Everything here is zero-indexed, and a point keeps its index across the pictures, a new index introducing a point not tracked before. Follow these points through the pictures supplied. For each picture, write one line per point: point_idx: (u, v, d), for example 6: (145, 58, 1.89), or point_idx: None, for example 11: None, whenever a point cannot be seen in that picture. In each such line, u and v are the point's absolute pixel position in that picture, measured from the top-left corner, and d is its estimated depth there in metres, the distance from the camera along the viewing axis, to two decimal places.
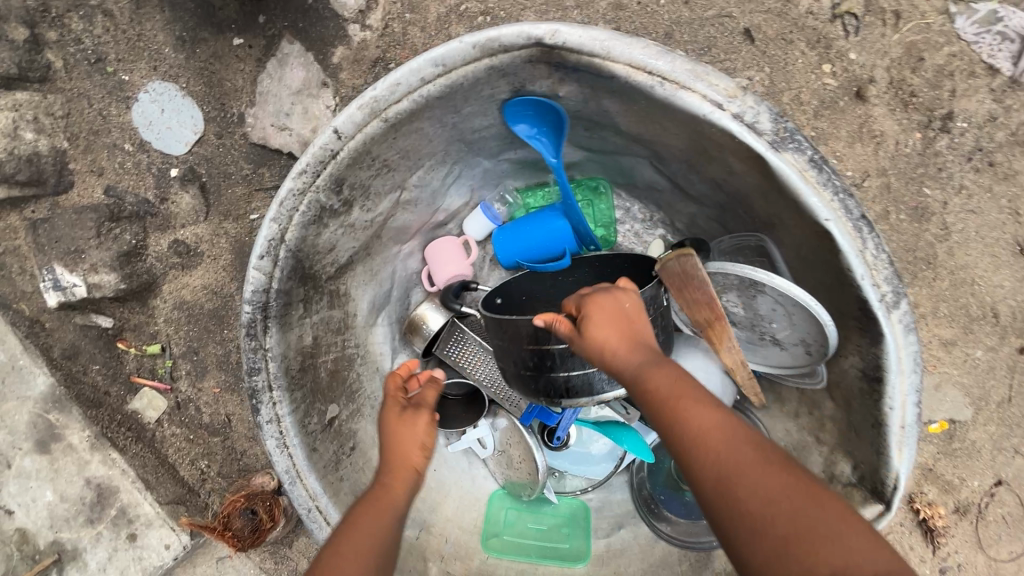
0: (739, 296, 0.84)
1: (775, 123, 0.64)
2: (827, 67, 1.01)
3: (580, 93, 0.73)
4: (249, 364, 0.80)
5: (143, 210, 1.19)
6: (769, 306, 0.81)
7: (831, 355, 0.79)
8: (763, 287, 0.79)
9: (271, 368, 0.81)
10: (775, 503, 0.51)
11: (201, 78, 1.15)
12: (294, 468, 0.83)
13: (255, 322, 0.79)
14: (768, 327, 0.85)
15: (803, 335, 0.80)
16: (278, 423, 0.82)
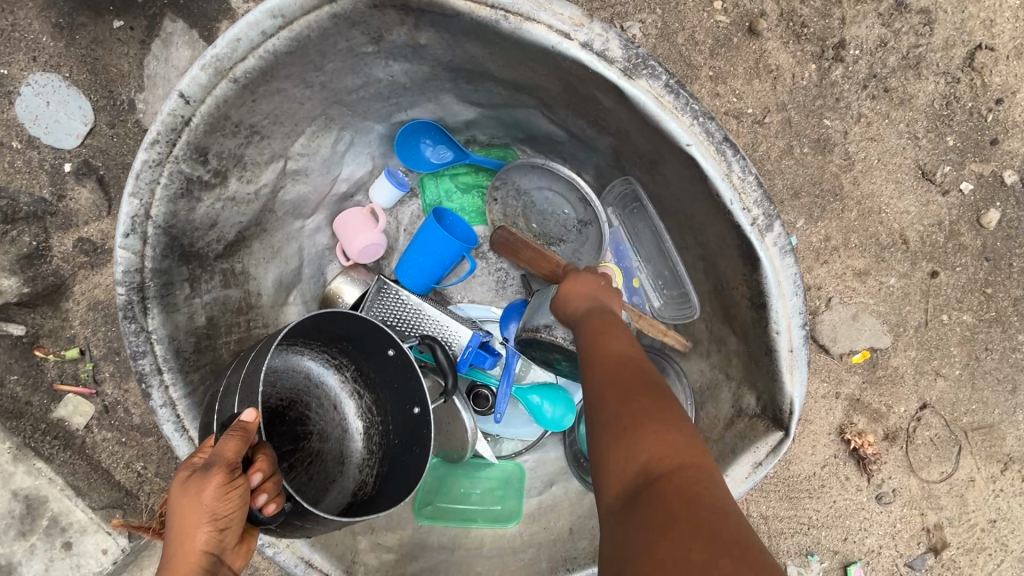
0: (529, 211, 1.05)
1: (625, 50, 0.64)
2: (718, 4, 1.00)
3: (441, 39, 0.73)
4: (132, 348, 0.77)
5: (40, 209, 1.14)
6: (543, 198, 1.04)
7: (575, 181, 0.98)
8: (523, 187, 1.04)
9: (157, 350, 0.78)
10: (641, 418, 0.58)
11: (84, 65, 1.10)
12: (197, 451, 0.81)
13: (132, 303, 0.76)
14: (564, 217, 1.04)
15: (564, 185, 1.01)
16: (173, 406, 0.80)
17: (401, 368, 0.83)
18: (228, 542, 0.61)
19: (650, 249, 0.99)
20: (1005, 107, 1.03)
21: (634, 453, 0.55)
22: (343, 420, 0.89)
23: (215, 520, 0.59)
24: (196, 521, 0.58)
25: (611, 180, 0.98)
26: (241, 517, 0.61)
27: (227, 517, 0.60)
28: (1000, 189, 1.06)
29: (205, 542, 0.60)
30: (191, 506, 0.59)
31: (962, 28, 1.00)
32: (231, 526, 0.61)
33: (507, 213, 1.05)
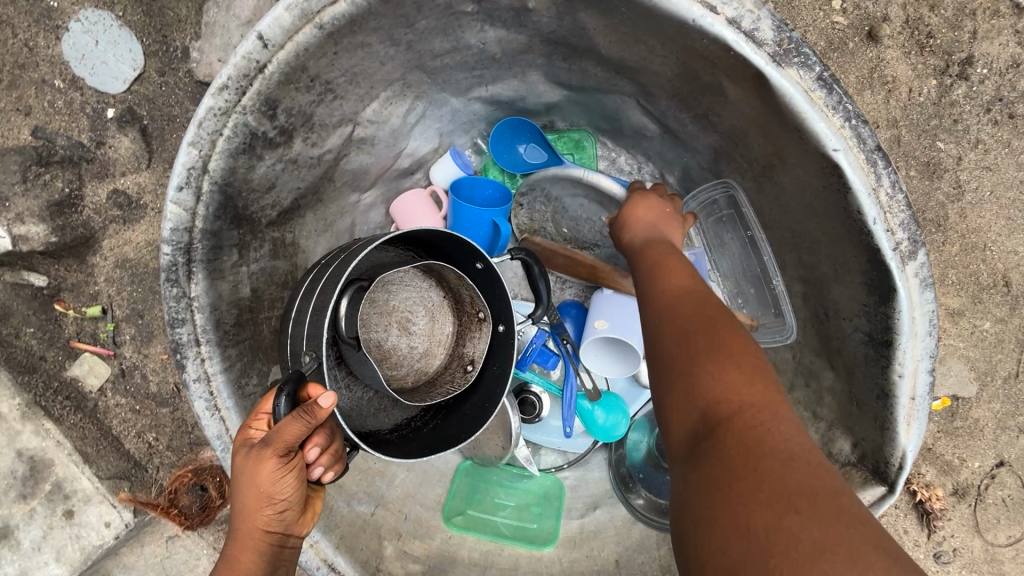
0: (558, 219, 0.95)
1: (778, 32, 0.55)
2: (836, 3, 0.91)
3: (552, 4, 0.64)
4: (171, 314, 0.69)
5: (77, 154, 1.07)
6: (575, 206, 0.93)
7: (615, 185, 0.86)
8: (551, 194, 0.93)
9: (197, 319, 0.71)
10: (697, 346, 0.52)
11: (139, 6, 1.03)
12: (227, 434, 0.74)
13: (176, 265, 0.68)
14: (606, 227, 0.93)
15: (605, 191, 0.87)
16: (207, 381, 0.73)
17: (489, 285, 0.78)
18: (290, 519, 0.64)
19: (733, 263, 0.90)
20: None
21: (690, 399, 0.49)
22: (411, 346, 0.84)
23: (273, 502, 0.61)
24: (255, 502, 0.61)
25: (699, 184, 0.89)
26: (298, 495, 0.63)
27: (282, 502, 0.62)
28: None
29: (270, 520, 0.63)
30: (250, 491, 0.61)
31: None
32: (290, 506, 0.63)
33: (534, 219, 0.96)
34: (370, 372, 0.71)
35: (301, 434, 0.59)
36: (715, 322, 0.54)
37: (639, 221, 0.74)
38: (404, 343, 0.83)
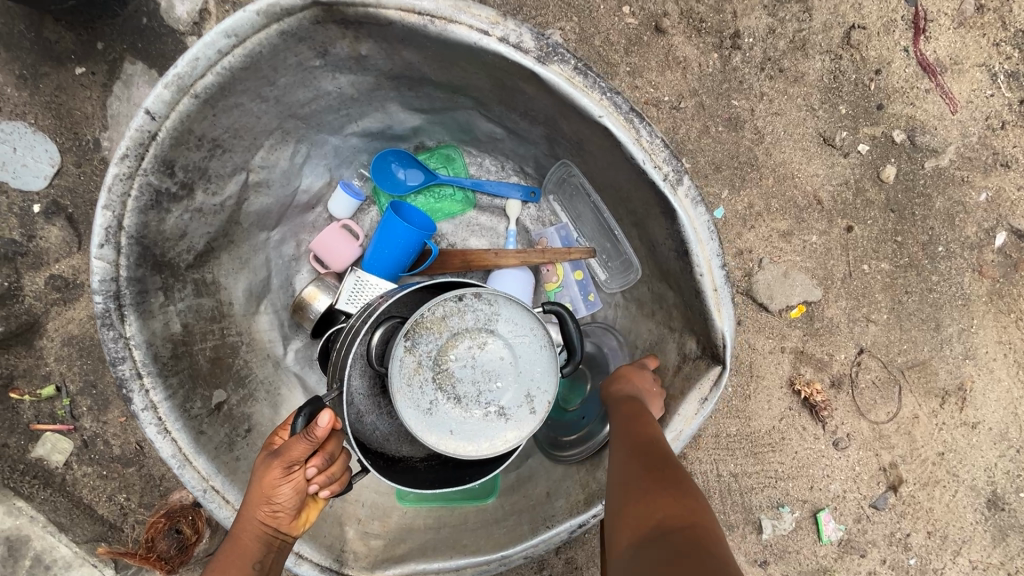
0: (479, 339, 0.77)
1: (538, 40, 0.75)
2: (626, 8, 1.13)
3: (379, 49, 0.83)
4: (111, 353, 0.82)
5: (11, 250, 1.19)
6: (471, 355, 0.76)
7: (415, 420, 0.75)
8: (454, 338, 0.76)
9: (136, 354, 0.84)
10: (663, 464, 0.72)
11: (48, 111, 1.17)
12: (180, 452, 0.86)
13: (109, 311, 0.82)
14: (484, 393, 0.77)
15: (422, 412, 0.75)
16: (154, 409, 0.85)
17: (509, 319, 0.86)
18: (281, 520, 0.77)
19: (592, 226, 1.09)
20: (884, 76, 1.17)
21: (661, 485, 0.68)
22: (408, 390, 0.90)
23: (270, 503, 0.75)
24: (257, 497, 0.75)
25: (549, 169, 1.09)
26: (292, 499, 0.76)
27: (276, 508, 0.75)
28: (892, 147, 1.19)
29: (265, 515, 0.76)
30: (259, 483, 0.75)
31: (835, 12, 1.15)
32: (282, 509, 0.76)
33: (405, 355, 0.75)
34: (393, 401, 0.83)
35: (305, 448, 0.72)
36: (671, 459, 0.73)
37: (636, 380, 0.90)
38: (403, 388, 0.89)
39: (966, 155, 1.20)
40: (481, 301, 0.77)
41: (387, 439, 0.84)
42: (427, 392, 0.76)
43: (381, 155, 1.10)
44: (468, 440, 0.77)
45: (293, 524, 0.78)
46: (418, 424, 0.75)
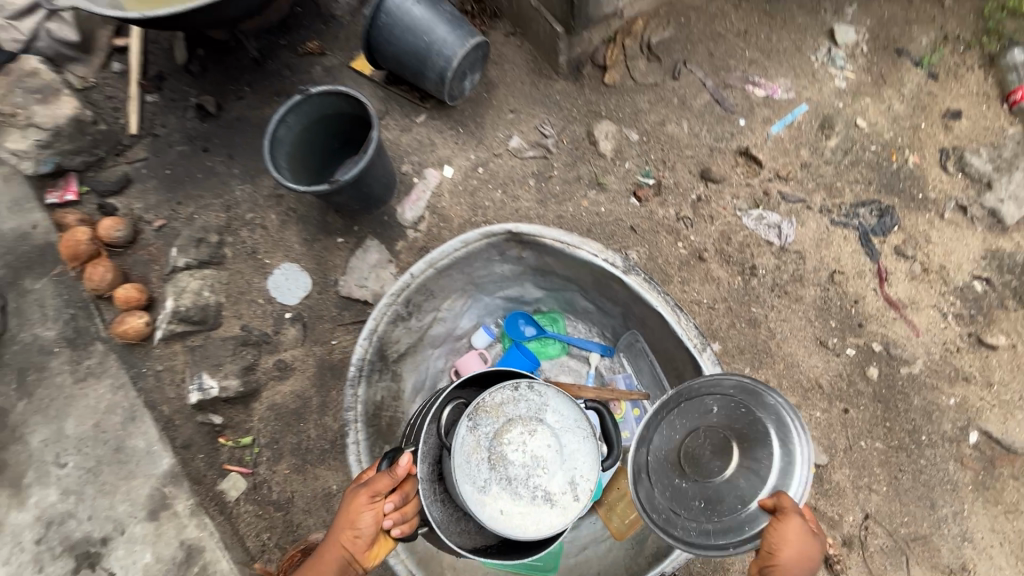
0: (527, 428, 1.22)
1: (625, 262, 1.37)
2: (680, 243, 1.78)
3: (535, 255, 1.48)
4: (348, 403, 1.35)
5: (262, 339, 1.83)
6: (521, 441, 1.21)
7: (475, 493, 1.18)
8: (511, 428, 1.22)
9: (359, 407, 1.36)
10: None
11: (313, 260, 1.91)
12: None
13: (356, 376, 1.37)
14: (529, 478, 1.19)
15: (481, 486, 1.18)
16: (358, 444, 1.34)
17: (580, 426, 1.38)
18: (359, 543, 1.16)
19: (648, 378, 1.55)
20: (861, 305, 1.68)
21: None
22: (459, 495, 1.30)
23: (354, 528, 1.16)
24: (348, 522, 1.16)
25: (621, 335, 1.61)
26: (369, 526, 1.16)
27: (362, 528, 1.16)
28: (872, 355, 1.65)
29: (349, 538, 1.16)
30: (350, 511, 1.17)
31: (824, 260, 1.72)
32: (361, 533, 1.16)
33: (470, 440, 1.21)
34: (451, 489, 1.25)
35: (390, 483, 1.16)
36: None
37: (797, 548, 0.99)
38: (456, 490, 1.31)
39: (932, 368, 1.63)
40: (526, 397, 1.25)
41: (441, 522, 1.22)
42: (484, 472, 1.19)
43: (511, 313, 1.71)
44: (512, 517, 1.17)
45: (368, 548, 1.17)
46: (476, 495, 1.18)
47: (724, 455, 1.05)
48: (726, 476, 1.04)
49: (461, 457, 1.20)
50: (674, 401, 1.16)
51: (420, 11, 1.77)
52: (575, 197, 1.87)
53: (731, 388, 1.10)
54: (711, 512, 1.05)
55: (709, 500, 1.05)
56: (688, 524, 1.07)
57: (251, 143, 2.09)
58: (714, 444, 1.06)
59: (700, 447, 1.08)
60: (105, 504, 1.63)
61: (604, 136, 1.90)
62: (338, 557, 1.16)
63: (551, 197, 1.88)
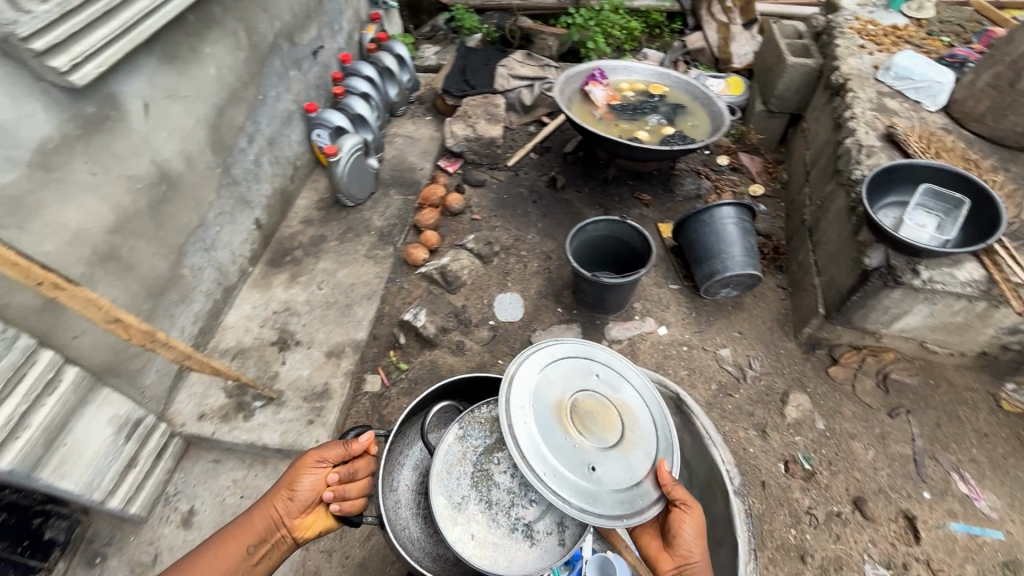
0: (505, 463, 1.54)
1: (739, 485, 1.53)
2: (793, 529, 1.83)
3: (679, 424, 1.73)
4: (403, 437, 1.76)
5: (465, 322, 2.42)
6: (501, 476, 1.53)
7: (455, 504, 1.49)
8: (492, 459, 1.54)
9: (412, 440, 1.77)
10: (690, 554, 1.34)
11: (533, 307, 2.47)
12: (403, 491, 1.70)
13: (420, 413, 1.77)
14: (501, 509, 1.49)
15: (459, 506, 1.49)
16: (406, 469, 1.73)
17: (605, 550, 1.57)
18: (289, 504, 1.43)
19: None
20: None
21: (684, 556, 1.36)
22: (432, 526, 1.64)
23: (290, 488, 1.44)
24: (286, 483, 1.45)
25: None
26: (307, 488, 1.44)
27: (298, 495, 1.44)
28: None
29: (286, 501, 1.43)
30: (293, 475, 1.46)
31: None
32: (297, 494, 1.44)
33: (456, 453, 1.56)
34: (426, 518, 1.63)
35: (340, 454, 1.47)
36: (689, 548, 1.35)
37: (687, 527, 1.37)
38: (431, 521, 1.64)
39: None
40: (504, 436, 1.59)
41: (414, 538, 1.59)
42: (465, 488, 1.51)
43: None
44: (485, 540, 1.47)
45: (298, 513, 1.44)
46: (451, 515, 1.47)
47: (606, 423, 1.42)
48: (607, 447, 1.38)
49: (444, 472, 1.52)
50: (549, 386, 1.46)
51: (732, 230, 2.28)
52: (736, 423, 2.07)
53: (590, 369, 1.54)
54: (602, 483, 1.33)
55: (598, 467, 1.34)
56: (586, 492, 1.31)
57: (561, 217, 2.82)
58: (597, 420, 1.42)
59: (584, 418, 1.41)
60: (316, 327, 2.29)
61: (794, 404, 2.09)
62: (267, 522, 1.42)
63: (719, 409, 2.12)
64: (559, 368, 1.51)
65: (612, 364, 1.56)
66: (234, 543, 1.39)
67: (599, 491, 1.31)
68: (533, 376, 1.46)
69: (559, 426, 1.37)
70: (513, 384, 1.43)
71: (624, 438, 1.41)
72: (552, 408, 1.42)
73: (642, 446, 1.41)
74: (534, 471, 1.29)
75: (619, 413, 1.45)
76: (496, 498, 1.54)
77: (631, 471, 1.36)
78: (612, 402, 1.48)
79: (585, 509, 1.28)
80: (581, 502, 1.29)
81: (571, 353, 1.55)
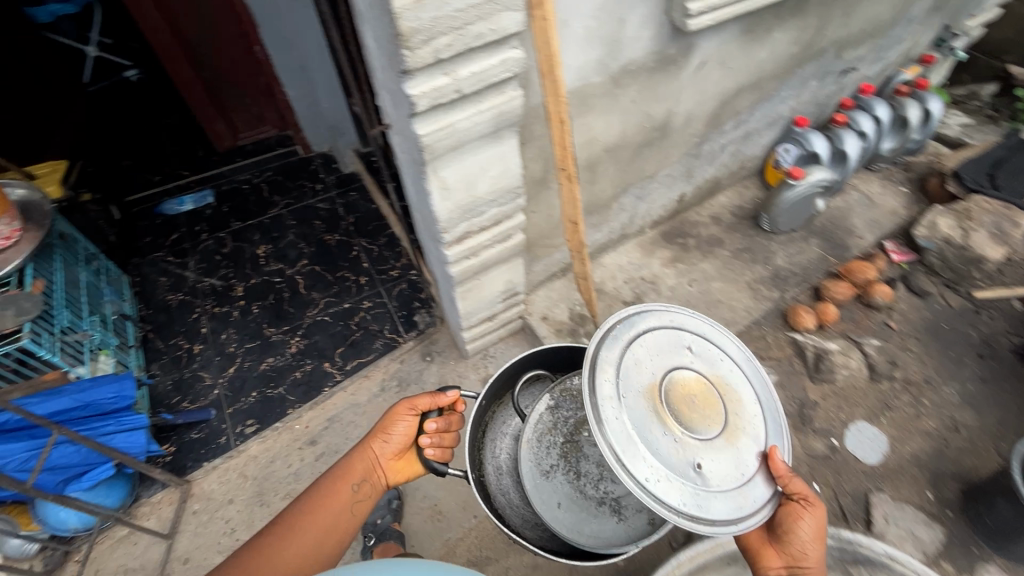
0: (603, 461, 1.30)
1: None
2: None
3: None
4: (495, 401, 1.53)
5: (807, 419, 2.02)
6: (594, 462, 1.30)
7: (539, 471, 1.30)
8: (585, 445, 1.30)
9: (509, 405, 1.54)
10: (809, 553, 1.11)
11: (898, 466, 1.92)
12: (489, 451, 1.50)
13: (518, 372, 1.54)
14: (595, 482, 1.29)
15: (540, 475, 1.29)
16: (500, 427, 1.52)
17: None
18: (384, 451, 1.42)
19: None
20: None
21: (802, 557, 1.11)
22: (514, 494, 1.44)
23: (384, 436, 1.42)
24: (382, 427, 1.42)
25: None
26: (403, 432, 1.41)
27: (394, 437, 1.43)
28: None
29: (377, 450, 1.42)
30: (388, 421, 1.43)
31: None
32: (390, 441, 1.42)
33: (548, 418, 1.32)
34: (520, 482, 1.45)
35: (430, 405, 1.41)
36: (809, 544, 1.11)
37: (807, 529, 1.11)
38: (513, 491, 1.44)
39: None
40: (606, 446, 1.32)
41: (509, 498, 1.43)
42: (554, 457, 1.31)
43: None
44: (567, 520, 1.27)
45: (393, 456, 1.44)
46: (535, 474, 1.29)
47: (704, 403, 1.16)
48: (710, 438, 1.12)
49: (529, 440, 1.31)
50: (643, 361, 1.16)
51: None
52: None
53: (688, 342, 1.25)
54: (705, 475, 1.08)
55: (705, 463, 1.08)
56: (694, 494, 1.05)
57: (1003, 398, 2.10)
58: (700, 406, 1.14)
59: (686, 399, 1.14)
60: None
61: None
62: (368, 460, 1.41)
63: None
64: (647, 341, 1.20)
65: (706, 337, 1.27)
66: (341, 482, 1.37)
67: (709, 490, 1.07)
68: (624, 348, 1.16)
69: (656, 411, 1.10)
70: (596, 349, 1.15)
71: (729, 425, 1.16)
72: (649, 380, 1.15)
73: (744, 433, 1.17)
74: (634, 477, 1.02)
75: (721, 399, 1.18)
76: (587, 466, 1.32)
77: (738, 463, 1.12)
78: (710, 381, 1.20)
79: (696, 517, 1.03)
80: (695, 508, 1.04)
81: (658, 323, 1.23)
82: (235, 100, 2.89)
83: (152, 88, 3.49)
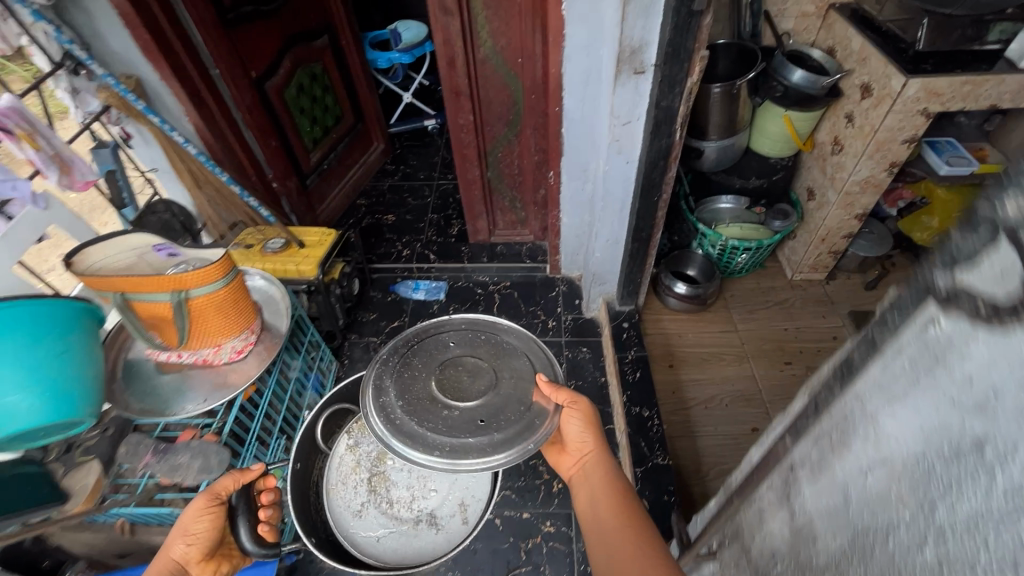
0: (410, 489, 1.80)
1: None
2: None
3: None
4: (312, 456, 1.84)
5: None
6: (404, 488, 1.80)
7: (348, 510, 1.73)
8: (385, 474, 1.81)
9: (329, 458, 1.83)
10: (597, 461, 1.34)
11: None
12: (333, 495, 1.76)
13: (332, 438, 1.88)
14: (413, 502, 1.78)
15: (358, 504, 1.75)
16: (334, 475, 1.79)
17: None
18: (184, 550, 1.20)
19: None
20: None
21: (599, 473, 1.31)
22: (362, 531, 1.71)
23: (183, 534, 1.20)
24: (175, 530, 1.20)
25: None
26: (207, 526, 1.23)
27: (200, 533, 1.21)
28: None
29: (178, 551, 1.20)
30: (188, 514, 1.23)
31: None
32: (193, 536, 1.21)
33: (352, 459, 1.83)
34: (360, 525, 1.72)
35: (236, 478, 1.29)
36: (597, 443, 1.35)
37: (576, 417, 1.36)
38: (361, 531, 1.71)
39: None
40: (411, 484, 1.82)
41: (347, 528, 1.70)
42: (362, 497, 1.76)
43: None
44: (397, 527, 1.73)
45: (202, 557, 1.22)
46: (350, 516, 1.73)
47: (474, 372, 1.40)
48: (484, 397, 1.34)
49: (335, 487, 1.77)
50: (417, 367, 1.41)
51: None
52: None
53: (466, 330, 1.51)
54: (490, 421, 1.29)
55: (488, 418, 1.29)
56: (484, 449, 1.24)
57: None
58: (467, 373, 1.39)
59: (460, 379, 1.38)
60: None
61: None
62: (171, 561, 1.21)
63: None
64: (419, 349, 1.46)
65: (472, 320, 1.54)
66: None
67: (497, 440, 1.26)
68: (399, 362, 1.42)
69: (432, 403, 1.32)
70: (376, 365, 1.42)
71: (497, 373, 1.39)
72: (428, 373, 1.40)
73: (517, 374, 1.40)
74: (435, 453, 1.23)
75: (495, 363, 1.42)
76: (399, 497, 1.78)
77: (521, 404, 1.33)
78: (473, 354, 1.44)
79: (496, 461, 1.23)
80: (485, 450, 1.24)
81: (421, 328, 1.52)
82: (506, 202, 2.62)
83: (442, 147, 3.51)
